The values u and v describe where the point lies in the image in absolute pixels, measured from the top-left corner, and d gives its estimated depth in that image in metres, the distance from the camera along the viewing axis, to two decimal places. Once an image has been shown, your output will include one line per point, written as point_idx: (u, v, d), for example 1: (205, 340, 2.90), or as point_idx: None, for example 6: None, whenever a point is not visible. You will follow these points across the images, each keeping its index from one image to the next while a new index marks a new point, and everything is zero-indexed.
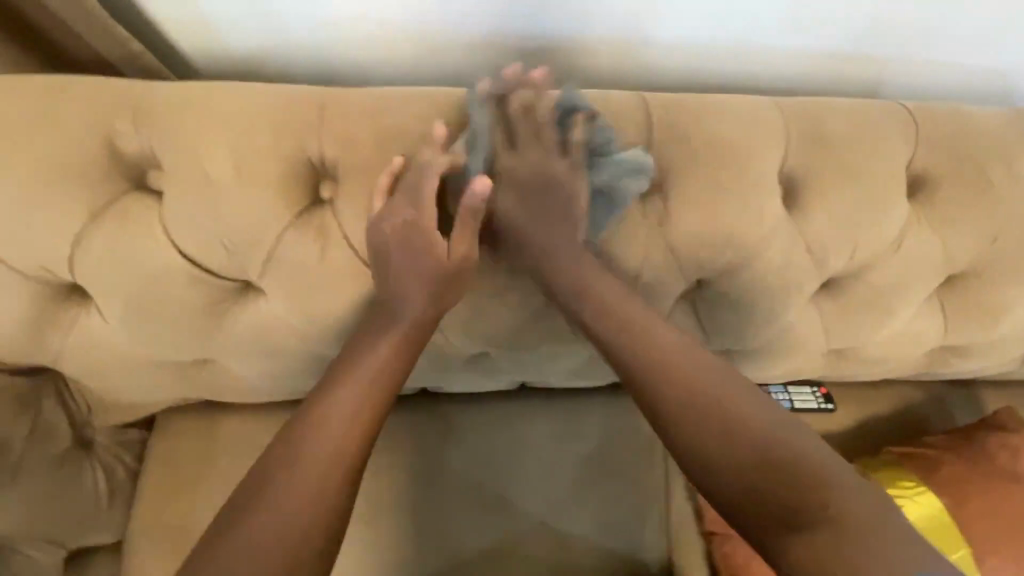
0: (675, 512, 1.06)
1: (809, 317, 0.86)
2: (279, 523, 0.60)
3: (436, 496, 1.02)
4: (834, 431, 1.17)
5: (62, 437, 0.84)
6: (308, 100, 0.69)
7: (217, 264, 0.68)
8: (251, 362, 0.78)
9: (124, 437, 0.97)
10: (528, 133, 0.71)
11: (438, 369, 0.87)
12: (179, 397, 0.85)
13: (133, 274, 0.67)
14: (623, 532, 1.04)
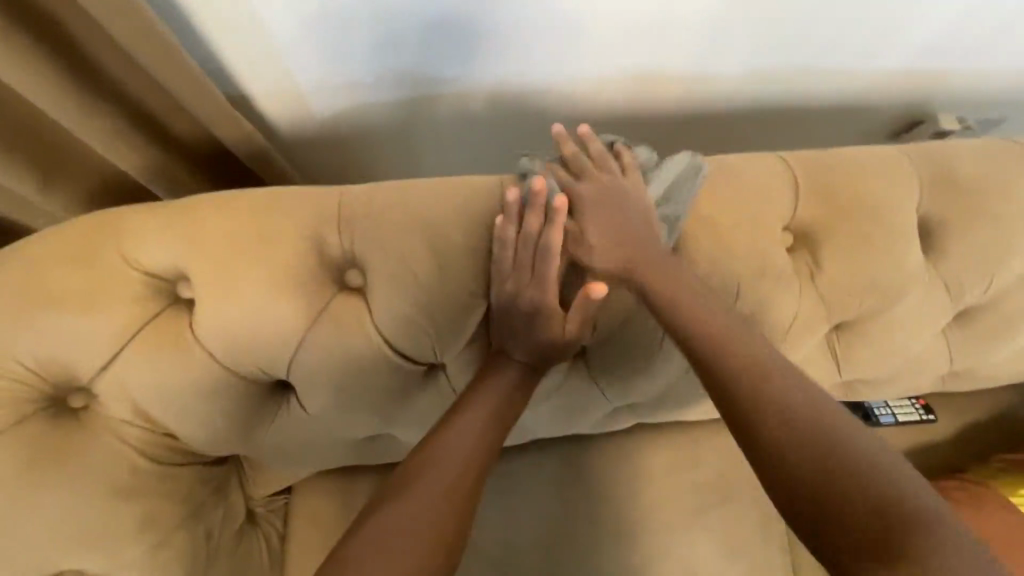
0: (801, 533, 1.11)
1: (939, 345, 0.90)
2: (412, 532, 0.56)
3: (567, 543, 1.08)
4: (937, 440, 1.21)
5: (237, 514, 0.85)
6: (485, 190, 0.73)
7: (413, 351, 0.73)
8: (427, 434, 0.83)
9: (273, 503, 0.92)
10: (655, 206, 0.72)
11: (587, 422, 0.92)
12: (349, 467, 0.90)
13: (339, 368, 0.71)
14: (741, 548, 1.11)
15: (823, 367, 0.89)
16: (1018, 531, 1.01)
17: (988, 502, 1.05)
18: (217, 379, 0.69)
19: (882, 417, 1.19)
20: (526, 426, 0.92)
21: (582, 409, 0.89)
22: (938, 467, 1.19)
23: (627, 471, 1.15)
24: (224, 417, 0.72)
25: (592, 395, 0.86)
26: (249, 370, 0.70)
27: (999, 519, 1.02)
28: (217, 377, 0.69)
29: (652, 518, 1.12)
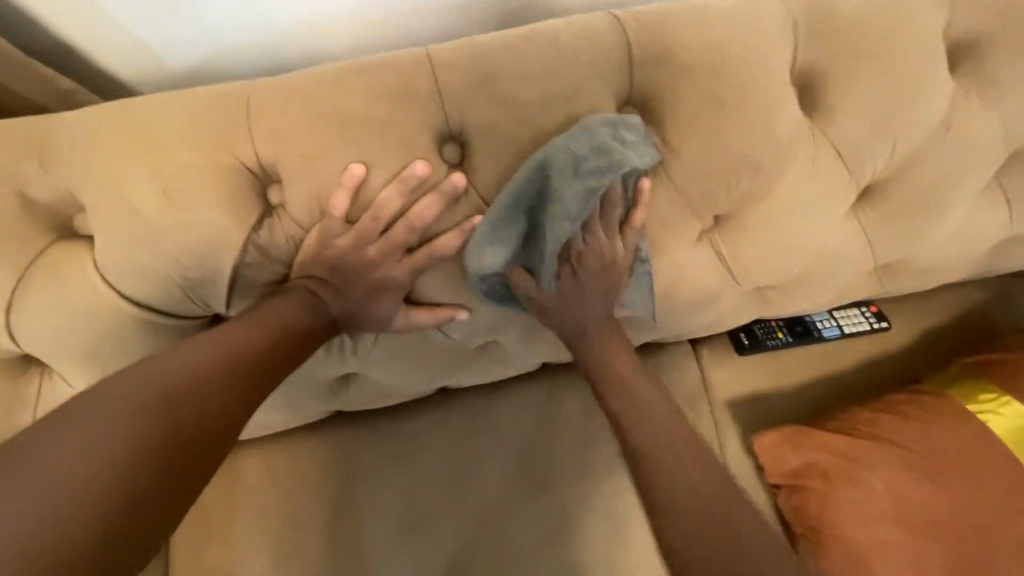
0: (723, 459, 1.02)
1: (848, 233, 0.76)
2: (78, 441, 0.47)
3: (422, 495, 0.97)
4: (893, 351, 1.06)
5: None
6: (226, 99, 0.57)
7: (170, 304, 0.60)
8: None
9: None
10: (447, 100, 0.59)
11: (445, 368, 0.81)
12: None
13: (81, 332, 0.60)
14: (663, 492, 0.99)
15: (708, 272, 0.75)
16: (979, 441, 0.87)
17: (943, 414, 0.89)
18: None
19: (824, 330, 1.05)
20: (371, 378, 0.80)
21: (430, 355, 0.77)
22: (893, 379, 1.05)
23: (535, 415, 1.06)
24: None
25: (432, 337, 0.74)
26: None
27: (957, 431, 0.87)
28: None
29: (565, 464, 1.02)
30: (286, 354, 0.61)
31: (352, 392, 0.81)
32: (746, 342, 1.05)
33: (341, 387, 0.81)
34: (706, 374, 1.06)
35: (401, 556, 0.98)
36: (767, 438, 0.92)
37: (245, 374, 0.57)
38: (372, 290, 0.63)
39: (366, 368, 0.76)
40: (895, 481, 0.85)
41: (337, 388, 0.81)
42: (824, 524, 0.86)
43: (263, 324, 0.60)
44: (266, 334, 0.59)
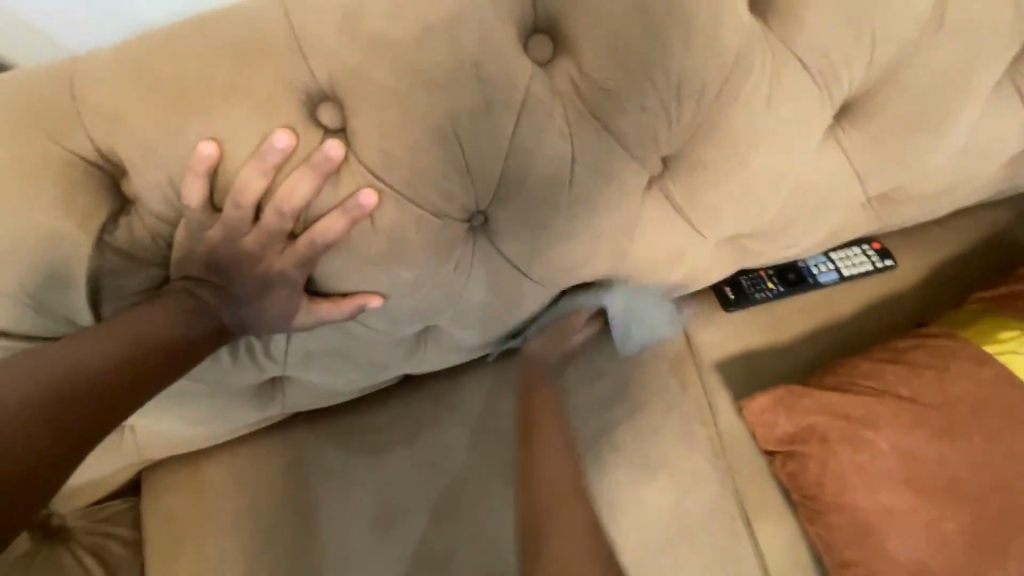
0: (716, 422, 0.95)
1: (829, 164, 0.64)
2: None
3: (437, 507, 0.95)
4: (902, 291, 0.94)
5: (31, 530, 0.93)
6: (49, 81, 0.48)
7: (31, 323, 0.53)
8: (169, 407, 0.69)
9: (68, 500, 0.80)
10: (309, 51, 0.49)
11: (384, 364, 0.73)
12: (126, 459, 0.78)
13: None
14: (647, 466, 0.93)
15: (665, 225, 0.65)
16: (1000, 386, 0.76)
17: (957, 359, 0.78)
18: None
19: (820, 276, 0.94)
20: (303, 380, 0.73)
21: (359, 352, 0.69)
22: (902, 322, 0.93)
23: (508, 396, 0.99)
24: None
25: (355, 331, 0.65)
26: None
27: (974, 377, 0.77)
28: None
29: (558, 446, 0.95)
30: (145, 374, 0.51)
31: (284, 395, 0.75)
32: (732, 297, 0.96)
33: (274, 392, 0.74)
34: (690, 335, 0.97)
35: (375, 557, 0.93)
36: (755, 404, 0.82)
37: (81, 399, 0.48)
38: (268, 288, 0.55)
39: (288, 371, 0.69)
40: (902, 439, 0.75)
41: (270, 393, 0.74)
42: (824, 492, 0.77)
43: (115, 335, 0.51)
44: (115, 347, 0.50)
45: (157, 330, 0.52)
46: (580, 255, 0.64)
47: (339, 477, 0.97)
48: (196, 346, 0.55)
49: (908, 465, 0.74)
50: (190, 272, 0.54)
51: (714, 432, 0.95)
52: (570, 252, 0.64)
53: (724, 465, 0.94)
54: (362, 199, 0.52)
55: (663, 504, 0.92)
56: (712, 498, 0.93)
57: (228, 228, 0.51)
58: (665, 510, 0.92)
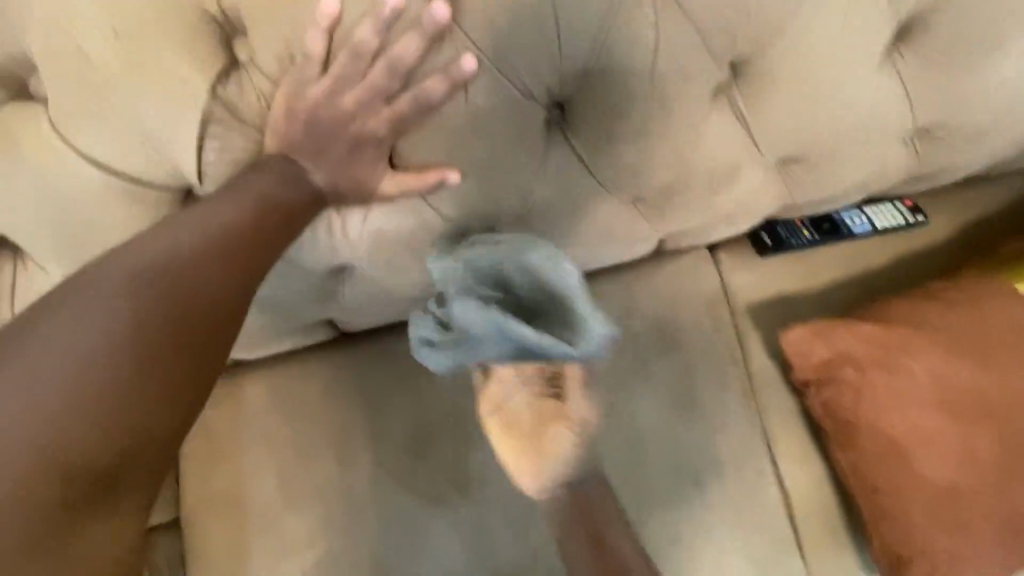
0: (748, 362, 0.98)
1: (883, 89, 0.69)
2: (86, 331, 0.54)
3: (472, 431, 0.97)
4: (933, 246, 0.98)
5: None
6: None
7: (142, 170, 0.57)
8: None
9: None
10: None
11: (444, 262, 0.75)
12: None
13: (53, 205, 0.58)
14: (679, 400, 0.96)
15: (723, 136, 0.69)
16: None
17: (993, 297, 0.81)
18: None
19: (855, 227, 0.97)
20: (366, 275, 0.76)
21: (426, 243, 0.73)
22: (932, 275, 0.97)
23: None
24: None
25: (427, 216, 0.70)
26: None
27: (1007, 313, 0.80)
28: None
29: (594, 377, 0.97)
30: (253, 253, 0.59)
31: (344, 289, 0.78)
32: (770, 243, 0.98)
33: (336, 285, 0.77)
34: (726, 280, 1.00)
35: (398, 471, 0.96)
36: (796, 335, 0.84)
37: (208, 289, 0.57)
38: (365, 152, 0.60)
39: (355, 258, 0.72)
40: (938, 368, 0.78)
41: (332, 286, 0.77)
42: (859, 418, 0.80)
43: (228, 208, 0.57)
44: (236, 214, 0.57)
45: (270, 192, 0.58)
46: (644, 156, 0.68)
47: (378, 399, 0.99)
48: (292, 221, 0.60)
49: (942, 392, 0.77)
50: (287, 133, 0.57)
51: (746, 370, 0.98)
52: (636, 152, 0.68)
53: (755, 404, 0.97)
54: (461, 70, 0.55)
55: (692, 436, 0.95)
56: (741, 434, 0.96)
57: (335, 86, 0.55)
58: (695, 441, 0.95)
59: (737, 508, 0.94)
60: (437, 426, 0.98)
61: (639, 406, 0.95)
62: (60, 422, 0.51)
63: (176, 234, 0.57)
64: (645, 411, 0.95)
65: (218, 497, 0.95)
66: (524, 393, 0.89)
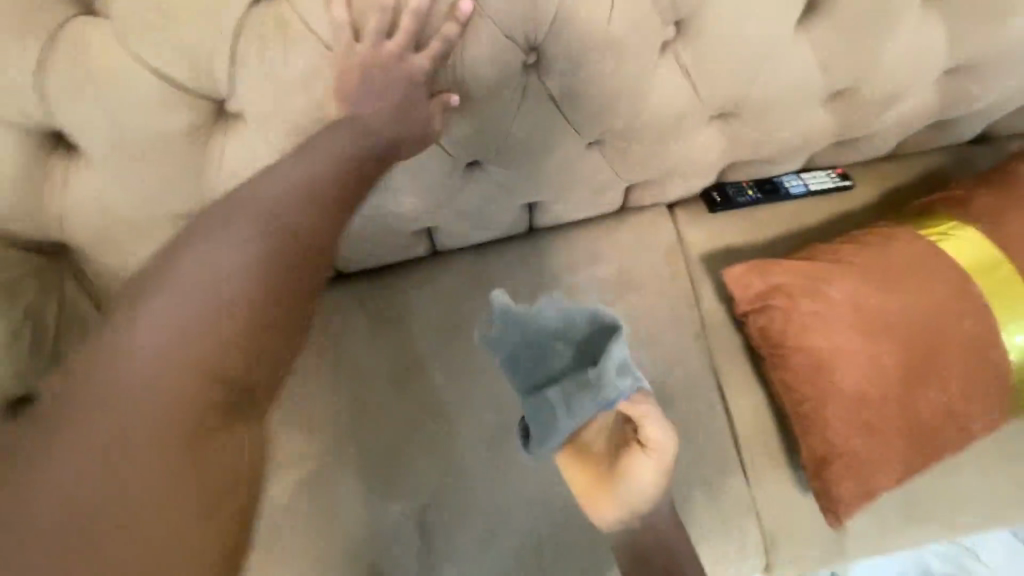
0: (700, 305, 1.11)
1: (802, 52, 0.84)
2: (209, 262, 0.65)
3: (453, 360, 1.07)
4: (858, 207, 1.13)
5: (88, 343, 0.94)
6: None
7: (186, 80, 0.67)
8: None
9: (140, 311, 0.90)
10: None
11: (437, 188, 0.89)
12: None
13: (104, 107, 0.66)
14: (639, 335, 1.08)
15: (672, 85, 0.83)
16: (932, 258, 0.93)
17: (900, 238, 0.96)
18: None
19: (791, 187, 1.12)
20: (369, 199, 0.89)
21: (419, 168, 0.85)
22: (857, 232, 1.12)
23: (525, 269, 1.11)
24: (21, 183, 0.70)
25: (424, 145, 0.82)
26: (16, 116, 0.66)
27: (910, 250, 0.94)
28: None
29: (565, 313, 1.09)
30: (337, 191, 0.70)
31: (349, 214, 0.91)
32: (719, 200, 1.12)
33: None
34: (682, 233, 1.13)
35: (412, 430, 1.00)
36: (737, 272, 0.97)
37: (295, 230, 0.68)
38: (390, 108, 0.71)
39: None
40: (853, 294, 0.92)
41: None
42: (787, 339, 0.93)
43: (318, 158, 0.70)
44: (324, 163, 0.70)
45: (350, 145, 0.70)
46: (605, 101, 0.82)
47: None
48: (360, 168, 0.71)
49: (856, 312, 0.91)
50: (312, 57, 0.68)
51: (698, 311, 1.11)
52: (599, 95, 0.81)
53: (705, 341, 1.10)
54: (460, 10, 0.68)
55: (650, 365, 1.07)
56: (693, 366, 1.08)
57: (352, 16, 0.67)
58: (652, 370, 1.07)
59: (688, 430, 1.06)
60: None
61: None
62: (200, 342, 0.62)
63: (275, 181, 0.69)
64: None
65: None
66: (602, 429, 0.83)
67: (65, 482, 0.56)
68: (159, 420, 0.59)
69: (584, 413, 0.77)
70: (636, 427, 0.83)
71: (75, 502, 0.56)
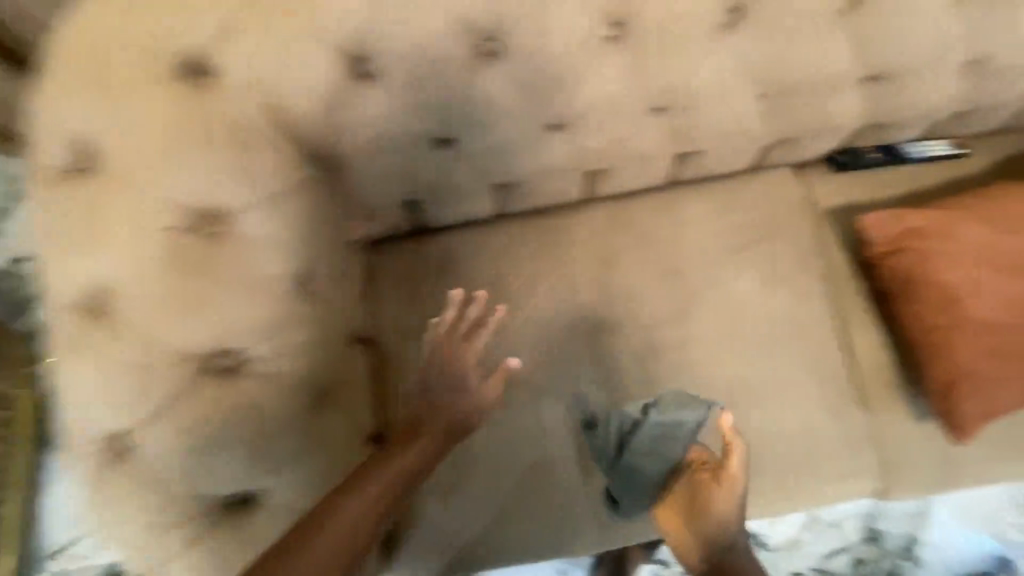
0: (826, 255, 1.25)
1: (951, 24, 0.98)
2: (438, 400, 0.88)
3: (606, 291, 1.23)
4: (972, 174, 1.25)
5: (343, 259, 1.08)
6: None
7: (478, 21, 0.84)
8: (487, 132, 0.96)
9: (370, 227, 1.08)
10: None
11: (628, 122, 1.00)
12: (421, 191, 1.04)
13: (411, 40, 0.83)
14: (771, 276, 1.23)
15: (842, 48, 0.96)
16: None
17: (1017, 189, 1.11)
18: (325, 52, 0.82)
19: (911, 152, 1.25)
20: (582, 126, 0.99)
21: (622, 106, 0.97)
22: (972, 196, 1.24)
23: (669, 217, 1.26)
24: (329, 101, 0.85)
25: (628, 92, 0.95)
26: (344, 45, 0.82)
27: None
28: (325, 50, 0.82)
29: (703, 255, 1.24)
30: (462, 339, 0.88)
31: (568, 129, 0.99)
32: (846, 161, 1.25)
33: (558, 130, 0.99)
34: (810, 191, 1.27)
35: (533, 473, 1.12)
36: (874, 217, 1.11)
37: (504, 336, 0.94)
38: (454, 337, 0.87)
39: (578, 109, 0.96)
40: (978, 234, 1.07)
41: (554, 132, 0.99)
42: (923, 272, 1.06)
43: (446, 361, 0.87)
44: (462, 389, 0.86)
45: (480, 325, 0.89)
46: (787, 61, 0.96)
47: (535, 263, 1.25)
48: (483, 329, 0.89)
49: (981, 248, 1.06)
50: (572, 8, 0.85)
51: (823, 260, 1.24)
52: (783, 55, 0.95)
53: (829, 287, 1.23)
54: None
55: (780, 303, 1.23)
56: (820, 306, 1.22)
57: None
58: (781, 307, 1.22)
59: (812, 362, 1.21)
60: (579, 287, 1.24)
61: (742, 278, 1.23)
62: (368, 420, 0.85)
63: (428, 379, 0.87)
64: (745, 282, 1.23)
65: (411, 327, 1.20)
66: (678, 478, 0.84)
67: (323, 564, 0.70)
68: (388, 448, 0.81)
69: (676, 455, 0.85)
70: (704, 460, 0.85)
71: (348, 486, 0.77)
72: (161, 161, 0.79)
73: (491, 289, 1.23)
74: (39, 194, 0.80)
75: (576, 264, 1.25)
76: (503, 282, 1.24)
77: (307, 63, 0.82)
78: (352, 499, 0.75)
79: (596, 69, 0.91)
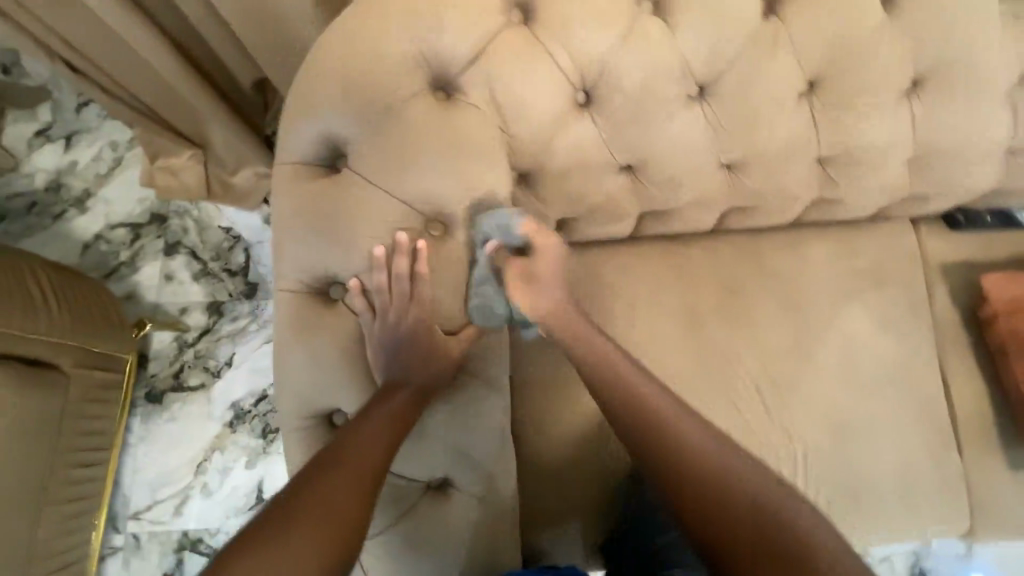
0: (935, 306, 1.33)
1: None
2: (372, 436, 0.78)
3: (730, 319, 1.30)
4: None
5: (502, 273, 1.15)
6: None
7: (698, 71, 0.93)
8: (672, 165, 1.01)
9: None
10: None
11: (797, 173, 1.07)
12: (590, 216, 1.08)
13: (637, 80, 0.92)
14: (886, 321, 1.31)
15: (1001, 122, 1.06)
16: None
17: None
18: (558, 83, 0.90)
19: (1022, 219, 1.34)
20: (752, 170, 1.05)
21: (798, 154, 1.04)
22: None
23: (792, 255, 1.34)
24: (551, 126, 0.93)
25: (808, 144, 1.03)
26: (577, 79, 0.91)
27: None
28: (558, 82, 0.90)
29: (823, 294, 1.32)
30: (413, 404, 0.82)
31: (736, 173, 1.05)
32: (961, 221, 1.34)
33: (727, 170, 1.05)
34: (925, 245, 1.35)
35: None
36: (995, 278, 1.23)
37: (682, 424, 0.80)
38: (402, 303, 0.84)
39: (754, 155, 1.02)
40: None
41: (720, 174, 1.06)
42: None
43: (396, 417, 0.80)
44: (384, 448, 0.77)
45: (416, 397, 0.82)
46: (951, 130, 1.05)
47: (663, 286, 1.31)
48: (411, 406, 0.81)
49: None
50: (782, 68, 0.94)
51: (933, 311, 1.33)
52: (948, 125, 1.04)
53: (937, 337, 1.32)
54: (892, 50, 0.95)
55: (893, 347, 1.30)
56: (928, 353, 1.30)
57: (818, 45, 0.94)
58: (894, 351, 1.30)
59: (919, 404, 1.28)
60: (704, 313, 1.31)
61: (860, 320, 1.31)
62: (356, 451, 0.75)
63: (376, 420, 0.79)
64: (863, 323, 1.31)
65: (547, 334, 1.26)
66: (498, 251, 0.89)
67: (355, 479, 0.73)
68: (344, 495, 0.72)
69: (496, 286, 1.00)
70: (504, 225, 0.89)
71: (314, 530, 0.68)
72: (402, 165, 0.85)
73: (622, 306, 1.29)
74: (292, 189, 0.87)
75: (702, 290, 1.32)
76: (634, 300, 1.30)
77: (540, 90, 0.90)
78: (360, 436, 0.76)
79: (788, 119, 0.99)
